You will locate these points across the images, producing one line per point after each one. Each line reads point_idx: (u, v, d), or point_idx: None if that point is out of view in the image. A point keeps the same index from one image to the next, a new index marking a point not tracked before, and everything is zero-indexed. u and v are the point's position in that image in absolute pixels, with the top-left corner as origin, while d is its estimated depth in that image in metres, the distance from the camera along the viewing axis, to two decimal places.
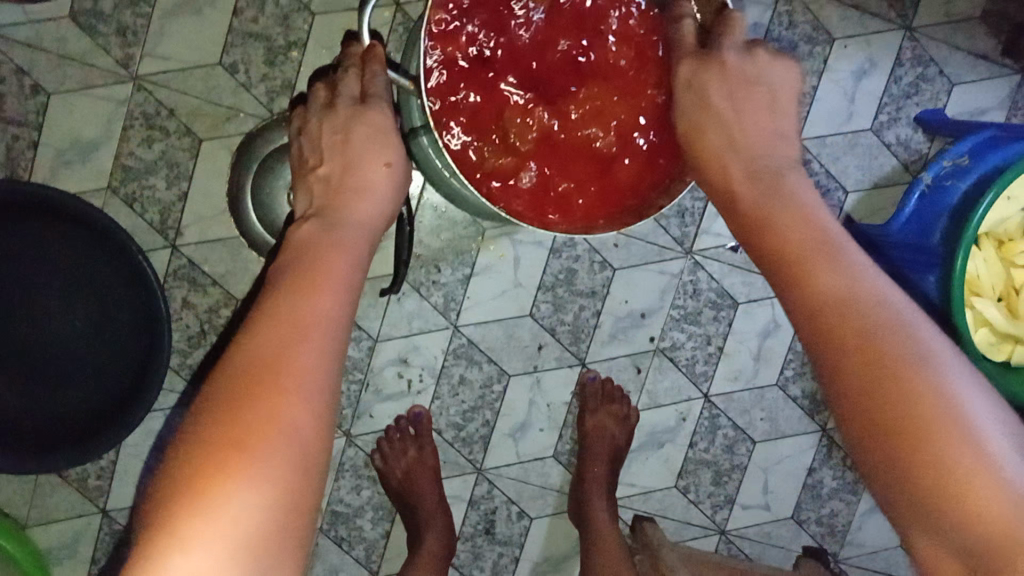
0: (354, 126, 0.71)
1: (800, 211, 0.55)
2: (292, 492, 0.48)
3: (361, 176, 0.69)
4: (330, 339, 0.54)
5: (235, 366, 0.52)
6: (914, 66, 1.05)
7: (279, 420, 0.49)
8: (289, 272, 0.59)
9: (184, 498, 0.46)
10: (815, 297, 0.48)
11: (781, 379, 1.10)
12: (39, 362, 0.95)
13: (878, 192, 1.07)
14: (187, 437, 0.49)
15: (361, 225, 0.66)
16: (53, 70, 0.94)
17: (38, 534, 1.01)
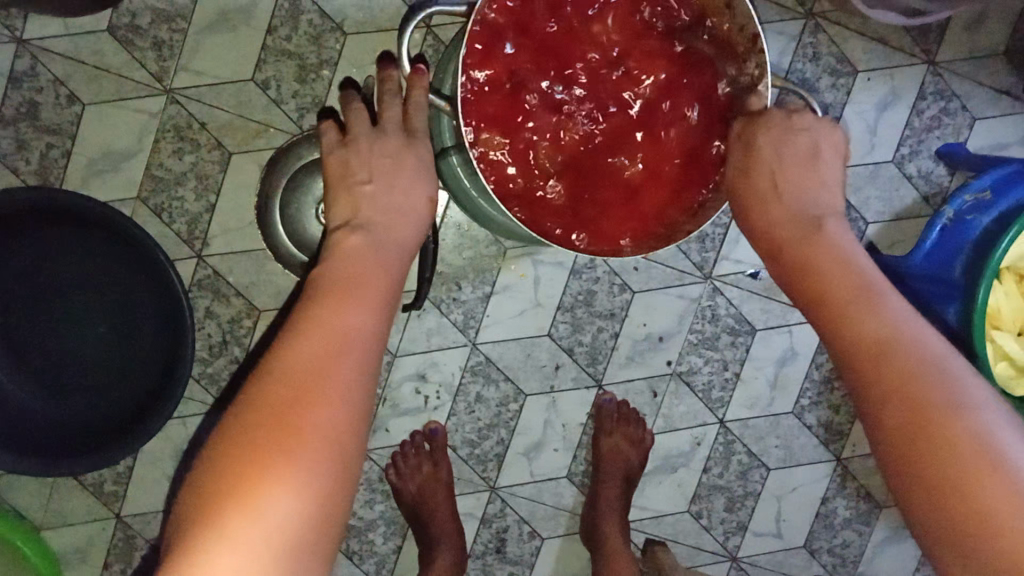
0: (406, 157, 0.73)
1: (839, 257, 0.60)
2: (325, 502, 0.50)
3: (404, 203, 0.71)
4: (365, 358, 0.57)
5: (275, 374, 0.54)
6: (936, 101, 1.06)
7: (318, 431, 0.51)
8: (325, 289, 0.61)
9: (224, 502, 0.48)
10: (862, 336, 0.53)
11: (798, 407, 1.10)
12: (64, 367, 0.97)
13: (899, 223, 1.08)
14: (228, 435, 0.52)
15: (394, 246, 0.68)
16: (89, 81, 0.96)
17: (53, 537, 1.02)
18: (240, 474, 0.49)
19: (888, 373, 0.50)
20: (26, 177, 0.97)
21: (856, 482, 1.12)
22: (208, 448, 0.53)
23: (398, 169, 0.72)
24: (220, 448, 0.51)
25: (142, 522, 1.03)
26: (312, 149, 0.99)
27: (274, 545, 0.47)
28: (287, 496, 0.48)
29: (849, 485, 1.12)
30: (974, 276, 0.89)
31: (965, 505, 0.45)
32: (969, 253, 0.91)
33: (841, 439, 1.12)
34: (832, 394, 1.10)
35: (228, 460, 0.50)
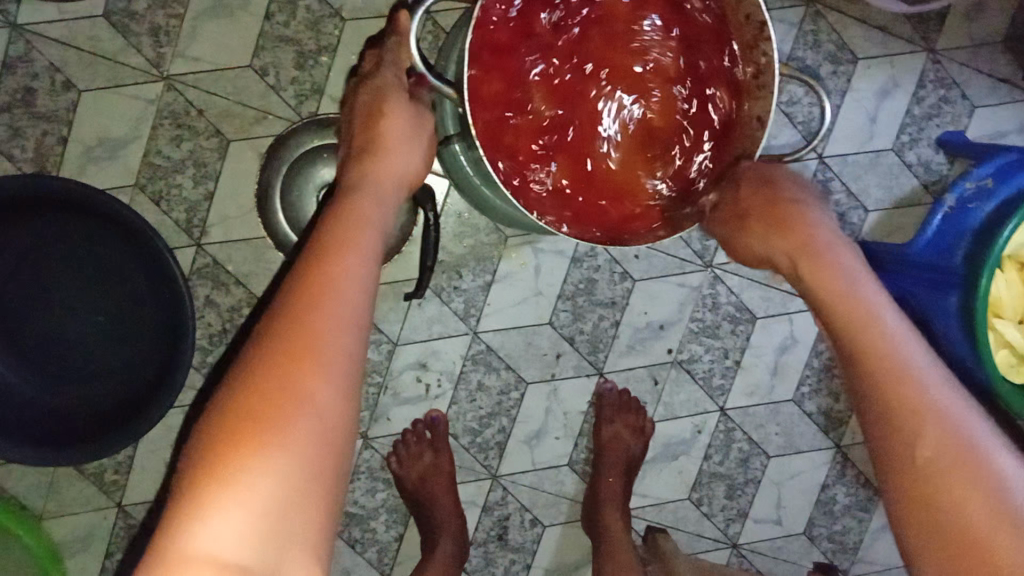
0: (360, 96, 0.77)
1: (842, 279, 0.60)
2: (316, 470, 0.50)
3: (371, 130, 0.72)
4: (348, 313, 0.56)
5: (269, 346, 0.53)
6: (936, 88, 1.06)
7: (303, 394, 0.51)
8: (312, 250, 0.60)
9: (207, 468, 0.48)
10: (893, 364, 0.53)
11: (797, 395, 1.10)
12: (61, 356, 0.96)
13: (900, 211, 1.07)
14: (231, 392, 0.52)
15: (372, 180, 0.69)
16: (85, 67, 0.95)
17: (53, 528, 1.02)
18: (224, 439, 0.49)
19: (903, 404, 0.51)
20: (21, 164, 0.95)
21: (855, 469, 1.13)
22: (202, 415, 0.53)
23: (359, 111, 0.75)
24: (224, 408, 0.51)
25: (143, 511, 1.03)
26: (312, 137, 0.98)
27: (264, 513, 0.47)
28: (273, 463, 0.48)
29: (849, 472, 1.13)
30: (972, 266, 0.88)
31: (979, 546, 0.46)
32: (970, 238, 0.91)
33: (840, 426, 1.12)
34: (831, 381, 1.11)
35: (216, 426, 0.50)
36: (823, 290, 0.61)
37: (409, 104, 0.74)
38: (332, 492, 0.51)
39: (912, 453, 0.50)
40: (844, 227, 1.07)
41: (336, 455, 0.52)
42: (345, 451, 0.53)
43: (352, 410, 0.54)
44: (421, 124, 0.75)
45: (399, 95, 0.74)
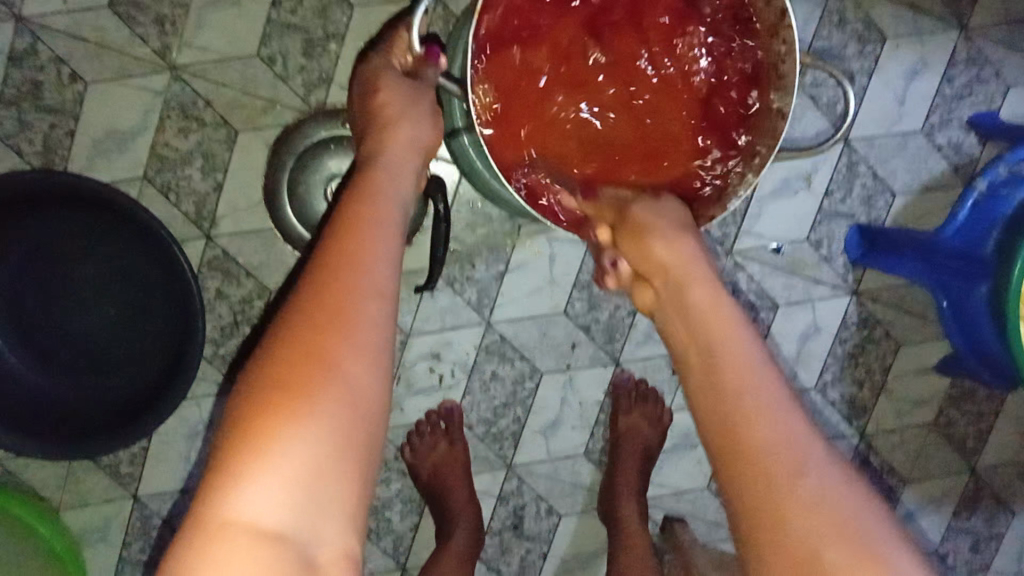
0: (357, 87, 0.75)
1: (740, 362, 0.57)
2: (349, 443, 0.47)
3: (377, 109, 0.69)
4: (380, 282, 0.52)
5: (297, 310, 0.50)
6: (969, 67, 1.01)
7: (331, 366, 0.48)
8: (338, 218, 0.57)
9: (238, 440, 0.45)
10: (753, 468, 0.52)
11: (819, 383, 1.08)
12: (76, 350, 0.96)
13: (927, 195, 1.03)
14: (258, 359, 0.49)
15: (379, 151, 0.66)
16: (91, 58, 0.94)
17: (73, 518, 1.03)
18: (254, 411, 0.46)
19: (762, 519, 0.50)
20: (30, 159, 0.94)
21: (879, 458, 1.10)
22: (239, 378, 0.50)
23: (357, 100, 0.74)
24: (252, 374, 0.48)
25: (161, 501, 1.04)
26: (320, 128, 0.96)
27: (300, 482, 0.45)
28: (304, 433, 0.46)
29: (872, 461, 1.10)
30: (1002, 254, 0.85)
31: None
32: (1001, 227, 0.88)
33: (864, 415, 1.09)
34: (855, 369, 1.08)
35: (245, 395, 0.47)
36: (700, 380, 0.58)
37: (402, 77, 0.72)
38: (367, 466, 0.48)
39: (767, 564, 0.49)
40: (870, 212, 1.03)
41: (370, 430, 0.49)
42: (379, 423, 0.49)
43: (387, 382, 0.51)
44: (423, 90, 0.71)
45: (391, 72, 0.72)
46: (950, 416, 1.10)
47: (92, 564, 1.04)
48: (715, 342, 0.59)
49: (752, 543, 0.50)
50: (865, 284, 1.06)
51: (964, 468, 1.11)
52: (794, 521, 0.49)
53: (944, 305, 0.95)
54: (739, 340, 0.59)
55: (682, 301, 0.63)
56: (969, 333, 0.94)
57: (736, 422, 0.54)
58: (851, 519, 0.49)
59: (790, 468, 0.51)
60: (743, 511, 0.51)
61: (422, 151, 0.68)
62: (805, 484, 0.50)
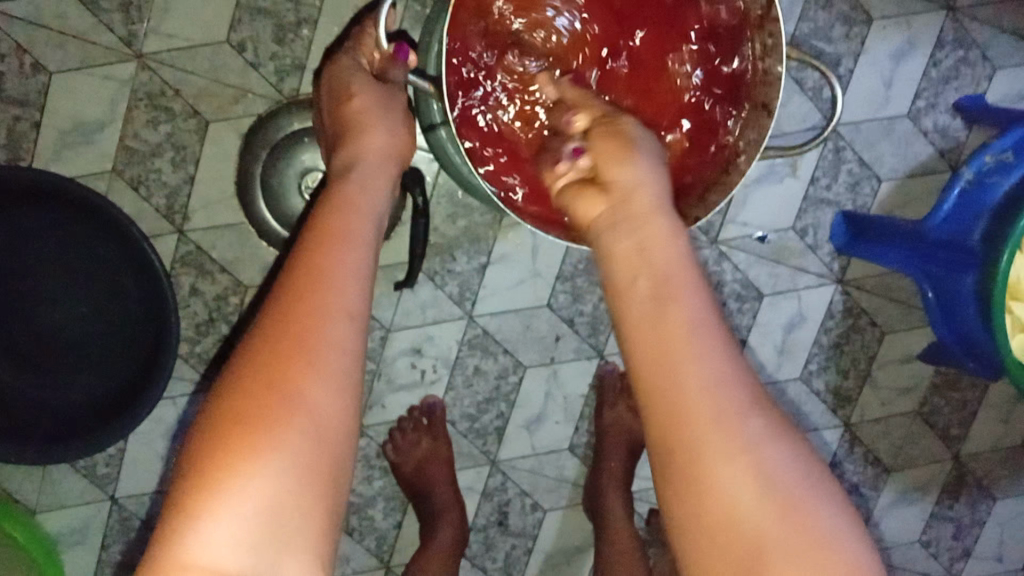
0: (325, 90, 0.73)
1: (677, 308, 0.49)
2: (314, 474, 0.45)
3: (347, 118, 0.67)
4: (347, 301, 0.49)
5: (263, 333, 0.47)
6: (954, 50, 1.00)
7: (293, 396, 0.45)
8: (307, 233, 0.54)
9: (194, 475, 0.44)
10: (682, 411, 0.46)
11: (805, 373, 1.07)
12: (44, 351, 0.93)
13: (913, 181, 1.02)
14: (221, 388, 0.46)
15: (352, 159, 0.63)
16: (55, 47, 0.90)
17: (47, 522, 1.00)
18: (213, 447, 0.44)
19: (691, 466, 0.46)
20: None
21: (864, 447, 1.10)
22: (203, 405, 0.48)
23: (325, 105, 0.72)
24: (212, 405, 0.46)
25: (137, 503, 1.01)
26: (292, 121, 0.93)
27: (258, 517, 0.43)
28: (262, 468, 0.43)
29: (857, 450, 1.10)
30: (989, 246, 0.84)
31: None
32: (989, 216, 0.87)
33: (849, 404, 1.08)
34: (841, 358, 1.07)
35: (205, 425, 0.45)
36: (631, 300, 0.50)
37: (375, 83, 0.70)
38: (334, 498, 0.46)
39: (694, 514, 0.46)
40: (854, 199, 1.02)
41: (335, 461, 0.46)
42: (345, 453, 0.47)
43: (355, 410, 0.48)
44: (396, 99, 0.69)
45: (363, 77, 0.70)
46: (935, 403, 1.10)
47: (68, 569, 1.01)
48: (657, 285, 0.50)
49: (677, 495, 0.46)
50: (850, 272, 1.05)
51: (948, 455, 1.11)
52: (720, 487, 0.45)
53: (931, 296, 0.94)
54: (683, 281, 0.50)
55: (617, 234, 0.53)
56: (954, 325, 0.93)
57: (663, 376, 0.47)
58: (779, 477, 0.45)
59: (727, 438, 0.45)
60: (668, 477, 0.47)
61: (397, 160, 0.66)
62: (739, 443, 0.45)
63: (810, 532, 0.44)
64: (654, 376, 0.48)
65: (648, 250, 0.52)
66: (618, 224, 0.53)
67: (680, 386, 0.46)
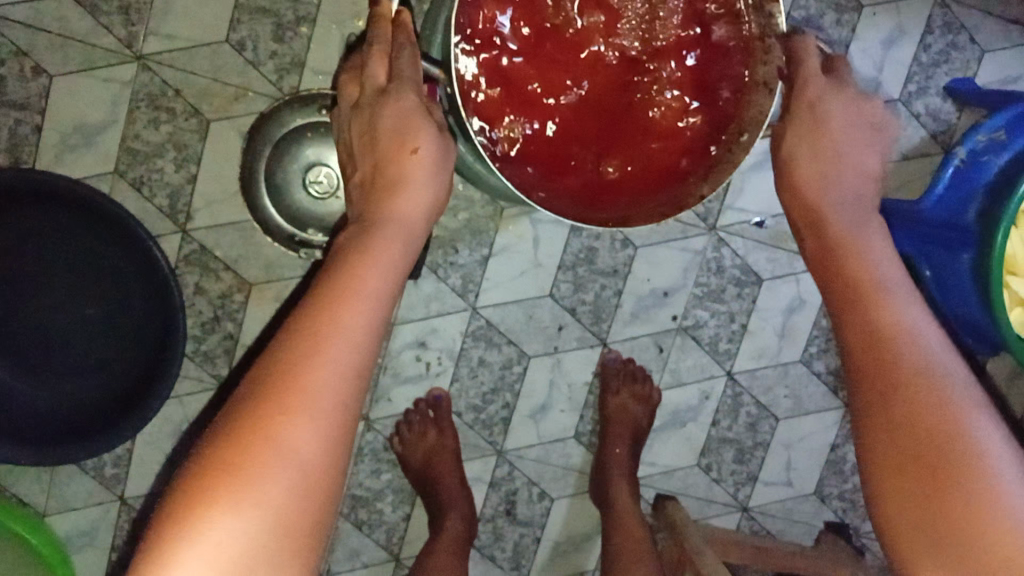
0: (380, 116, 0.65)
1: (867, 265, 0.54)
2: (282, 528, 0.45)
3: (394, 171, 0.64)
4: (348, 360, 0.50)
5: (263, 385, 0.49)
6: (943, 34, 1.01)
7: (285, 445, 0.46)
8: (317, 289, 0.54)
9: (183, 505, 0.45)
10: (846, 270, 0.54)
11: (806, 356, 1.09)
12: (49, 354, 0.93)
13: (908, 163, 1.04)
14: (212, 436, 0.48)
15: (397, 220, 0.61)
16: (55, 51, 0.91)
17: (57, 524, 1.00)
18: (200, 484, 0.45)
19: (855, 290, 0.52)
20: None
21: None
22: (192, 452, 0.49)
23: (370, 138, 0.66)
24: (202, 449, 0.47)
25: (146, 503, 1.01)
26: (294, 116, 0.94)
27: (235, 561, 0.43)
28: (245, 512, 0.44)
29: None
30: (984, 220, 0.85)
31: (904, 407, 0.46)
32: (983, 193, 0.88)
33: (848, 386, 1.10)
34: None
35: (197, 467, 0.46)
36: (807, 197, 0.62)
37: (436, 133, 0.65)
38: (312, 549, 0.46)
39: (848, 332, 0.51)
40: None
41: (320, 511, 0.47)
42: (329, 501, 0.47)
43: (341, 462, 0.49)
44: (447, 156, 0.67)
45: (425, 124, 0.65)
46: None
47: (79, 569, 1.02)
48: (847, 253, 0.55)
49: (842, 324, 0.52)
50: None
51: None
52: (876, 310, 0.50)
53: (928, 274, 0.94)
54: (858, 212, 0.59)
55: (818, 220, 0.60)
56: (953, 304, 0.94)
57: (866, 319, 0.50)
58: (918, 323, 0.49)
59: (929, 379, 0.46)
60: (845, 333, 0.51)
61: (429, 222, 0.65)
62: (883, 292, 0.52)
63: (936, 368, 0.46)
64: (857, 317, 0.51)
65: (848, 236, 0.57)
66: (806, 184, 0.62)
67: (877, 310, 0.50)
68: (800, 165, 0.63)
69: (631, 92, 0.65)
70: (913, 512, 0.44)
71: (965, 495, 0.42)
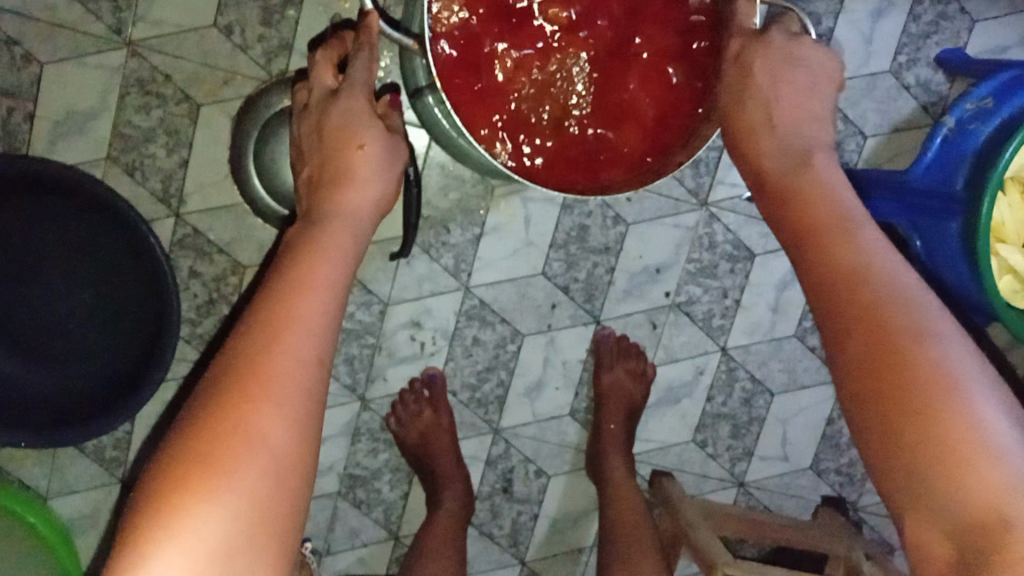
0: (328, 117, 0.67)
1: (813, 189, 0.54)
2: (256, 510, 0.43)
3: (338, 163, 0.65)
4: (308, 349, 0.49)
5: (229, 371, 0.48)
6: (933, 4, 1.01)
7: (252, 433, 0.45)
8: (270, 283, 0.54)
9: (149, 515, 0.43)
10: (792, 203, 0.54)
11: (799, 330, 1.09)
12: (48, 338, 0.94)
13: (899, 135, 1.04)
14: (174, 434, 0.46)
15: (344, 216, 0.62)
16: (44, 38, 0.91)
17: (60, 506, 1.02)
18: (168, 491, 0.43)
19: (803, 217, 0.52)
20: None
21: None
22: (154, 456, 0.47)
23: (322, 136, 0.67)
24: (171, 444, 0.46)
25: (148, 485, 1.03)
26: (283, 98, 0.94)
27: (213, 554, 0.42)
28: (219, 502, 0.43)
29: None
30: (973, 189, 0.85)
31: (840, 299, 0.46)
32: (971, 161, 0.87)
33: None
34: None
35: (162, 468, 0.45)
36: (737, 138, 0.61)
37: (382, 133, 0.67)
38: (287, 536, 0.45)
39: (808, 243, 0.50)
40: (841, 156, 1.04)
41: (292, 502, 0.45)
42: (303, 489, 0.46)
43: (312, 448, 0.47)
44: (395, 154, 0.68)
45: (370, 121, 0.67)
46: None
47: (84, 552, 1.03)
48: (782, 184, 0.56)
49: (797, 253, 0.51)
50: None
51: None
52: (816, 218, 0.51)
53: (918, 245, 0.94)
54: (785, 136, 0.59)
55: (766, 173, 0.58)
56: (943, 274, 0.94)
57: (808, 232, 0.51)
58: (857, 235, 0.49)
59: (861, 269, 0.47)
60: (800, 250, 0.51)
61: (377, 217, 0.67)
62: (826, 218, 0.51)
63: (879, 276, 0.46)
64: (815, 264, 0.49)
65: (787, 165, 0.57)
66: (747, 125, 0.60)
67: (817, 236, 0.50)
68: (760, 133, 0.59)
69: (618, 85, 0.67)
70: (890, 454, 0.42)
71: (885, 340, 0.43)
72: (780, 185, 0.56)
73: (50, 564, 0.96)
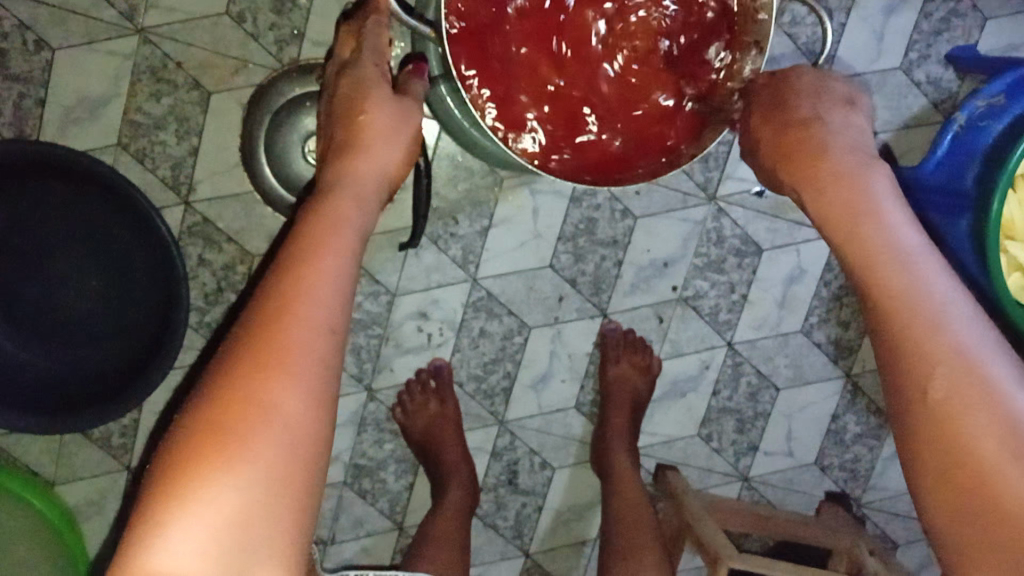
0: (341, 91, 0.69)
1: (852, 191, 0.54)
2: (273, 482, 0.43)
3: (349, 130, 0.66)
4: (324, 317, 0.50)
5: (243, 342, 0.48)
6: (945, 1, 1.01)
7: (266, 405, 0.45)
8: (283, 253, 0.54)
9: (164, 486, 0.43)
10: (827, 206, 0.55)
11: (806, 326, 1.09)
12: (58, 324, 0.94)
13: (910, 131, 1.04)
14: (190, 405, 0.46)
15: (351, 184, 0.61)
16: (56, 24, 0.91)
17: (66, 493, 1.02)
18: (181, 462, 0.43)
19: (842, 222, 0.53)
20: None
21: (866, 398, 1.11)
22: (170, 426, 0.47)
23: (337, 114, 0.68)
24: (187, 414, 0.46)
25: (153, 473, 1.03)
26: (293, 87, 0.94)
27: (230, 524, 0.42)
28: (236, 473, 0.43)
29: (859, 402, 1.11)
30: (982, 187, 0.85)
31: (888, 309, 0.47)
32: (981, 158, 0.87)
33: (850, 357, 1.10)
34: (841, 310, 1.08)
35: (180, 438, 0.44)
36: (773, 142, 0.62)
37: (388, 99, 0.67)
38: (302, 511, 0.45)
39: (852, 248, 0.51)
40: None
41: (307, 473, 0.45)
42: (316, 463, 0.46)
43: (327, 421, 0.47)
44: (407, 118, 0.68)
45: (377, 87, 0.67)
46: None
47: (89, 538, 1.04)
48: (818, 182, 0.56)
49: (841, 256, 0.52)
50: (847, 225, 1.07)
51: None
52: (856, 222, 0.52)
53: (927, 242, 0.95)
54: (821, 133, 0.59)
55: (801, 172, 0.58)
56: None
57: (849, 238, 0.52)
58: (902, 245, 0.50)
59: (904, 279, 0.48)
60: (846, 254, 0.52)
61: (388, 185, 0.66)
62: (869, 223, 0.52)
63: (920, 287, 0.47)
64: (864, 272, 0.50)
65: (821, 162, 0.57)
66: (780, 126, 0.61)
67: (860, 242, 0.51)
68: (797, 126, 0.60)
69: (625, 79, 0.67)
70: (938, 465, 0.43)
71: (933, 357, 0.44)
72: (816, 183, 0.56)
73: (56, 549, 0.97)
